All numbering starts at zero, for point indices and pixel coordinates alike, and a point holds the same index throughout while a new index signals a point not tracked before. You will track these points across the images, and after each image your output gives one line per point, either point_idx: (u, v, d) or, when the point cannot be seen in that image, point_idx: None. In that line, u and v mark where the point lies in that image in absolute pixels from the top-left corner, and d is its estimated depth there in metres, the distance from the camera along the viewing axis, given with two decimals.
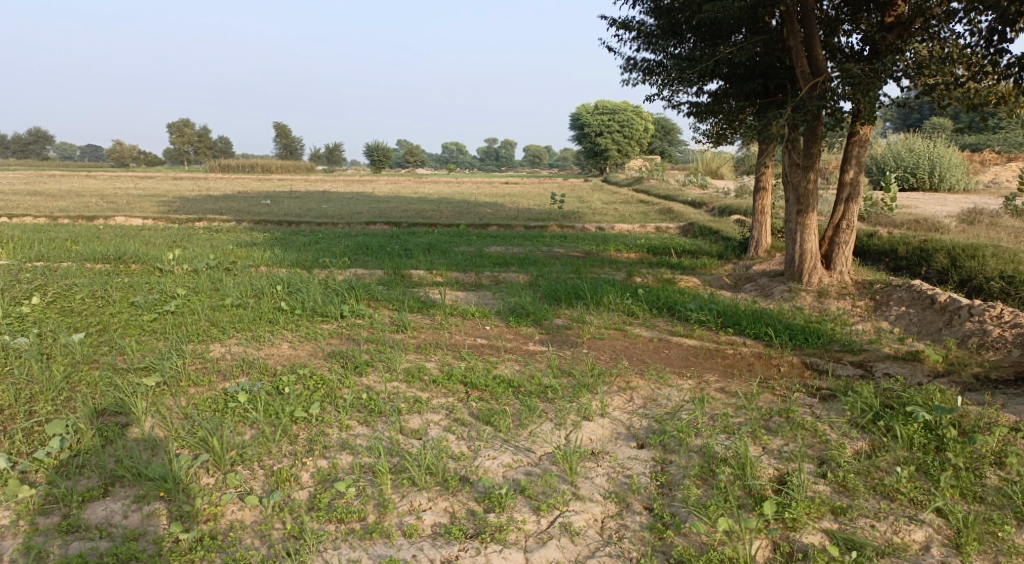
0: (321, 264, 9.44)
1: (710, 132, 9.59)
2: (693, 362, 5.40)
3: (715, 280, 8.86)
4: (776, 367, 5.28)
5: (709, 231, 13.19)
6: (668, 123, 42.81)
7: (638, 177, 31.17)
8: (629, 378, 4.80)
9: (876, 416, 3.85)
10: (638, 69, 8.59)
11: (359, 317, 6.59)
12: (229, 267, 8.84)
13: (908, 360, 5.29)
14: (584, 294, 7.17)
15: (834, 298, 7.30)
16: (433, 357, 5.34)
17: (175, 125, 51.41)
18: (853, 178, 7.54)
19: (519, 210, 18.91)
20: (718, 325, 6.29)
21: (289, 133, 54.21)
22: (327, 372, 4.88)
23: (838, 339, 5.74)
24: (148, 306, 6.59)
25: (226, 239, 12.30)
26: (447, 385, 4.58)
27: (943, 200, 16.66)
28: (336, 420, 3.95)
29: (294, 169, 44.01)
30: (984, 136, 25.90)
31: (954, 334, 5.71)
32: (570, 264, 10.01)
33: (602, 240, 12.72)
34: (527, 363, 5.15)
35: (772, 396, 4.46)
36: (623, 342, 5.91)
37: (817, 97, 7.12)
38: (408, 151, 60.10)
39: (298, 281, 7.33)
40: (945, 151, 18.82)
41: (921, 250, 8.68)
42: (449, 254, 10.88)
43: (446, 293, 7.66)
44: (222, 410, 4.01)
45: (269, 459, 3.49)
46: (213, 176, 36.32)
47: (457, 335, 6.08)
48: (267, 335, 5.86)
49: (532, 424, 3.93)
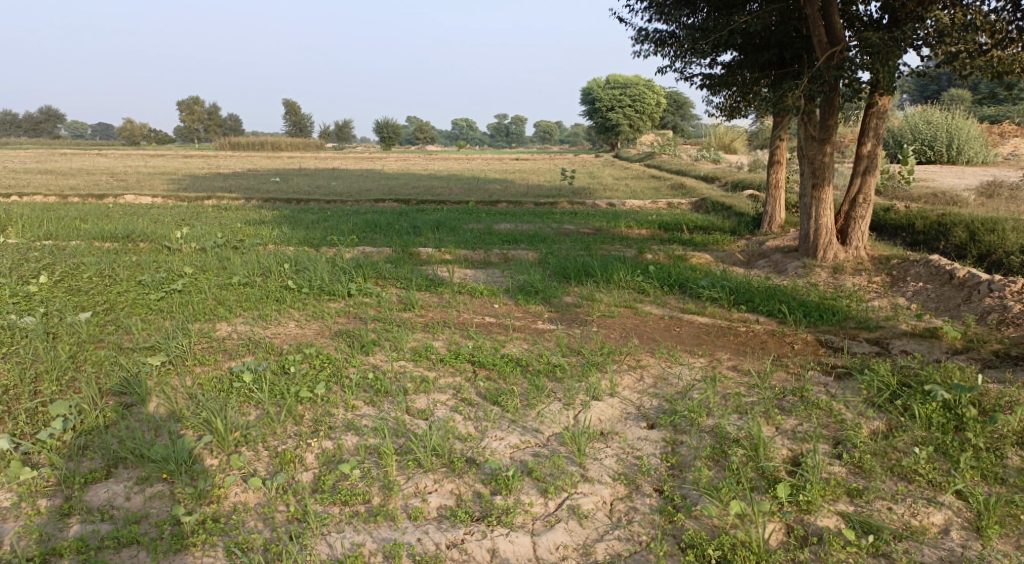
0: (329, 242, 9.38)
1: (723, 106, 9.40)
2: (704, 340, 5.31)
3: (728, 256, 8.73)
4: (789, 344, 5.18)
5: (722, 206, 13.00)
6: (679, 96, 42.22)
7: (650, 152, 30.82)
8: (639, 357, 4.72)
9: (893, 395, 3.75)
10: (650, 40, 8.40)
11: (367, 296, 6.54)
12: (237, 246, 8.81)
13: (925, 337, 5.17)
14: (594, 271, 7.07)
15: (849, 274, 7.16)
16: (441, 336, 5.29)
17: (184, 103, 51.32)
18: (870, 151, 7.36)
19: (529, 186, 18.74)
20: (730, 302, 6.19)
21: (299, 110, 54.00)
22: (333, 351, 4.83)
23: (854, 316, 5.62)
24: (155, 284, 6.57)
25: (234, 217, 12.27)
26: (454, 364, 4.52)
27: (961, 173, 16.34)
28: (341, 400, 3.90)
29: (304, 146, 43.90)
30: (1003, 107, 25.34)
31: (973, 310, 5.57)
32: (580, 241, 9.90)
33: (612, 216, 12.57)
34: (535, 342, 5.09)
35: (786, 375, 4.38)
36: (633, 320, 5.82)
37: (835, 67, 6.92)
38: (418, 128, 59.78)
39: (305, 260, 7.28)
40: (964, 123, 18.43)
41: (939, 225, 8.50)
42: (458, 231, 10.80)
43: (454, 271, 7.59)
44: (226, 390, 3.98)
45: (273, 441, 3.45)
46: (224, 154, 36.30)
47: (465, 313, 6.01)
48: (273, 314, 5.82)
49: (540, 404, 3.87)
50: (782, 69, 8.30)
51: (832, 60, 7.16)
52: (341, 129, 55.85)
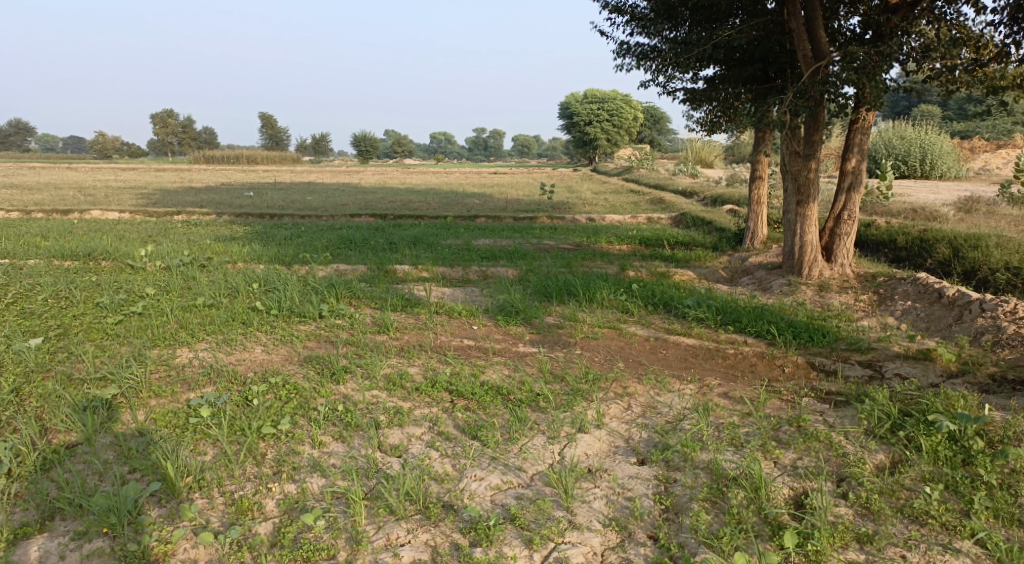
0: (301, 260, 9.06)
1: (704, 121, 9.29)
2: (692, 363, 5.10)
3: (711, 273, 8.57)
4: (780, 368, 4.99)
5: (702, 221, 12.88)
6: (656, 111, 42.42)
7: (627, 166, 30.84)
8: (626, 383, 4.49)
9: (895, 426, 3.56)
10: (632, 54, 8.24)
11: (339, 318, 6.24)
12: (204, 264, 8.46)
13: (919, 359, 5.01)
14: (576, 289, 6.85)
15: (835, 292, 7.01)
16: (417, 361, 5.00)
17: (158, 115, 50.57)
18: (855, 167, 7.26)
19: (508, 201, 18.54)
20: (717, 323, 5.99)
21: (275, 123, 53.48)
22: (301, 379, 4.53)
23: (844, 337, 5.45)
24: (114, 307, 6.22)
25: (204, 233, 11.89)
26: (431, 393, 4.25)
27: (936, 188, 16.43)
28: (307, 436, 3.61)
29: (281, 160, 43.38)
30: (973, 122, 25.72)
31: (965, 331, 5.43)
32: (561, 257, 9.68)
33: (593, 231, 12.39)
34: (516, 366, 4.83)
35: (780, 402, 4.16)
36: (617, 343, 5.59)
37: (820, 82, 6.81)
38: (395, 141, 59.47)
39: (275, 279, 6.96)
40: (937, 139, 18.60)
41: (921, 241, 8.42)
42: (436, 247, 10.53)
43: (431, 290, 7.31)
44: (182, 426, 3.67)
45: (230, 485, 3.16)
46: (197, 168, 35.70)
47: (442, 336, 5.74)
48: (239, 339, 5.51)
49: (522, 439, 3.61)
50: (765, 84, 8.20)
51: (816, 75, 7.05)
52: (318, 142, 55.36)
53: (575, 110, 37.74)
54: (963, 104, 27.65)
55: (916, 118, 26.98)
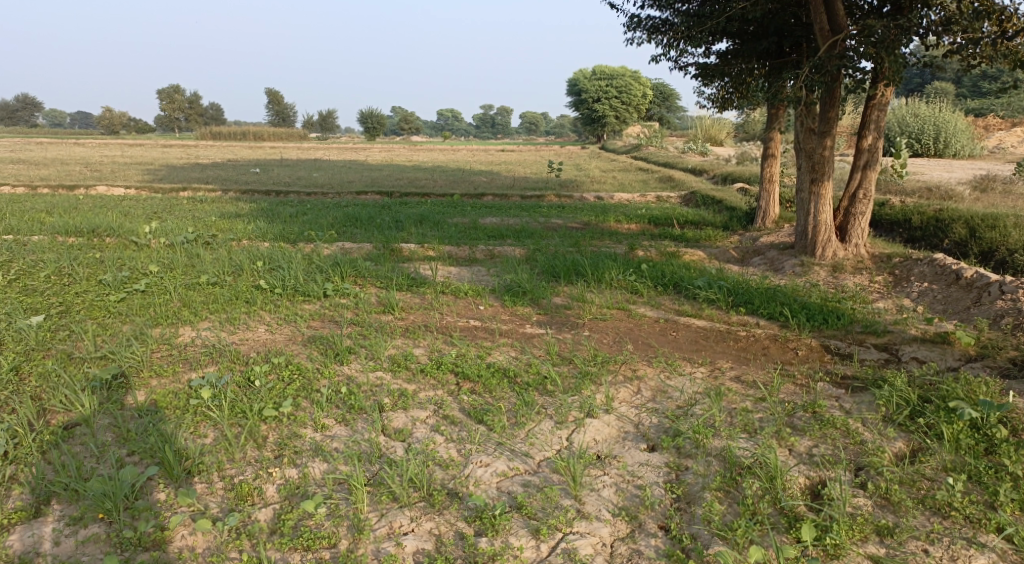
0: (306, 237, 8.97)
1: (716, 97, 9.08)
2: (703, 346, 5.00)
3: (722, 253, 8.42)
4: (793, 351, 4.88)
5: (713, 200, 12.70)
6: (665, 88, 41.87)
7: (636, 143, 30.53)
8: (635, 366, 4.39)
9: (914, 412, 3.45)
10: (643, 28, 8.02)
11: (344, 297, 6.15)
12: (209, 241, 8.37)
13: (937, 343, 4.88)
14: (585, 269, 6.73)
15: (849, 273, 6.87)
16: (422, 342, 4.91)
17: (164, 91, 50.32)
18: (871, 145, 7.07)
19: (515, 179, 18.35)
20: (728, 304, 5.87)
21: (282, 99, 53.14)
22: (305, 360, 4.46)
23: (859, 319, 5.32)
24: (116, 285, 6.15)
25: (210, 210, 11.80)
26: (436, 376, 4.16)
27: (950, 167, 16.15)
28: (310, 419, 3.53)
29: (288, 137, 43.16)
30: (988, 99, 25.26)
31: (984, 313, 5.29)
32: (569, 236, 9.55)
33: (601, 210, 12.23)
34: (523, 348, 4.73)
35: (794, 387, 4.06)
36: (627, 324, 5.49)
37: (837, 56, 6.60)
38: (402, 118, 59.07)
39: (279, 257, 6.87)
40: (952, 116, 18.26)
41: (937, 221, 8.24)
42: (442, 226, 10.41)
43: (437, 269, 7.21)
44: (182, 408, 3.60)
45: (230, 470, 3.09)
46: (204, 144, 35.54)
47: (448, 316, 5.65)
48: (242, 318, 5.42)
49: (530, 423, 3.53)
50: (779, 59, 7.98)
51: (833, 49, 6.84)
52: (325, 119, 55.06)
53: (583, 86, 37.28)
54: (978, 81, 27.15)
55: (930, 95, 26.52)
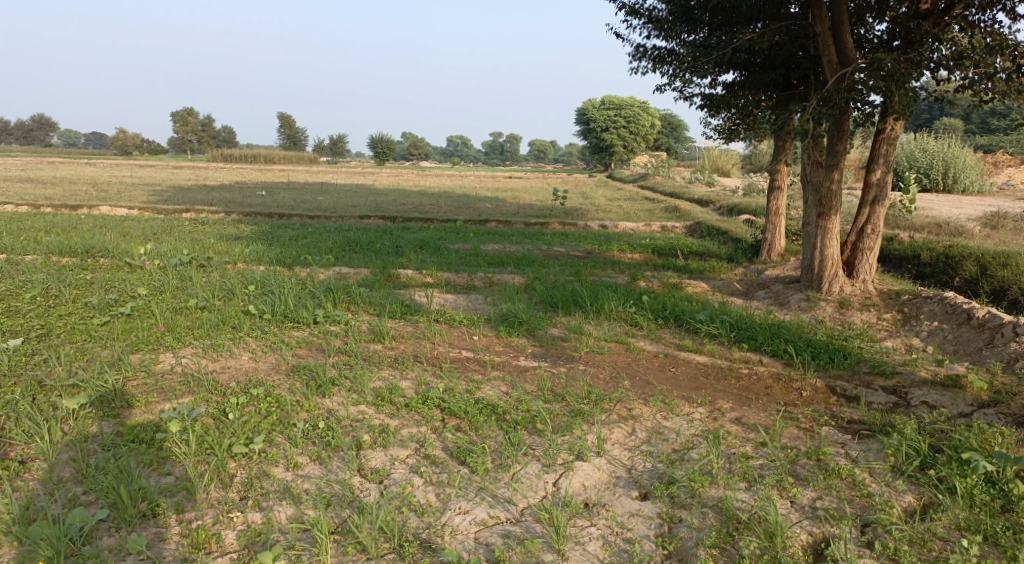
0: (303, 262, 8.83)
1: (721, 128, 8.97)
2: (703, 384, 4.79)
3: (726, 286, 8.24)
4: (797, 392, 4.67)
5: (718, 231, 12.54)
6: (674, 118, 41.99)
7: (643, 173, 30.53)
8: (631, 405, 4.18)
9: (925, 463, 3.23)
10: (648, 57, 7.94)
11: (334, 324, 5.98)
12: (204, 263, 8.26)
13: (948, 386, 4.66)
14: (584, 300, 6.54)
15: (857, 310, 6.66)
16: (410, 374, 4.72)
17: (177, 113, 50.89)
18: (880, 179, 6.91)
19: (520, 206, 18.25)
20: (730, 340, 5.66)
21: (293, 123, 53.62)
22: (285, 391, 4.27)
23: (866, 359, 5.11)
24: (102, 307, 6.01)
25: (210, 232, 11.72)
26: (421, 411, 3.97)
27: (960, 202, 15.96)
28: (282, 456, 3.35)
29: (297, 160, 43.45)
30: (997, 135, 25.17)
31: (997, 356, 5.07)
32: (570, 265, 9.38)
33: (605, 239, 12.07)
34: (515, 383, 4.54)
35: (797, 431, 3.84)
36: (624, 358, 5.29)
37: (845, 89, 6.48)
38: (412, 144, 59.42)
39: (271, 281, 6.73)
40: (961, 151, 18.11)
41: (947, 257, 8.04)
42: (443, 252, 10.27)
43: (433, 296, 7.04)
44: (148, 443, 3.43)
45: (189, 513, 2.93)
46: (214, 166, 35.77)
47: (439, 346, 5.46)
48: (227, 345, 5.26)
49: (515, 465, 3.32)
50: (787, 91, 7.87)
51: (841, 82, 6.72)
52: (335, 143, 55.50)
53: (591, 115, 37.44)
54: (986, 117, 27.07)
55: (938, 131, 26.43)
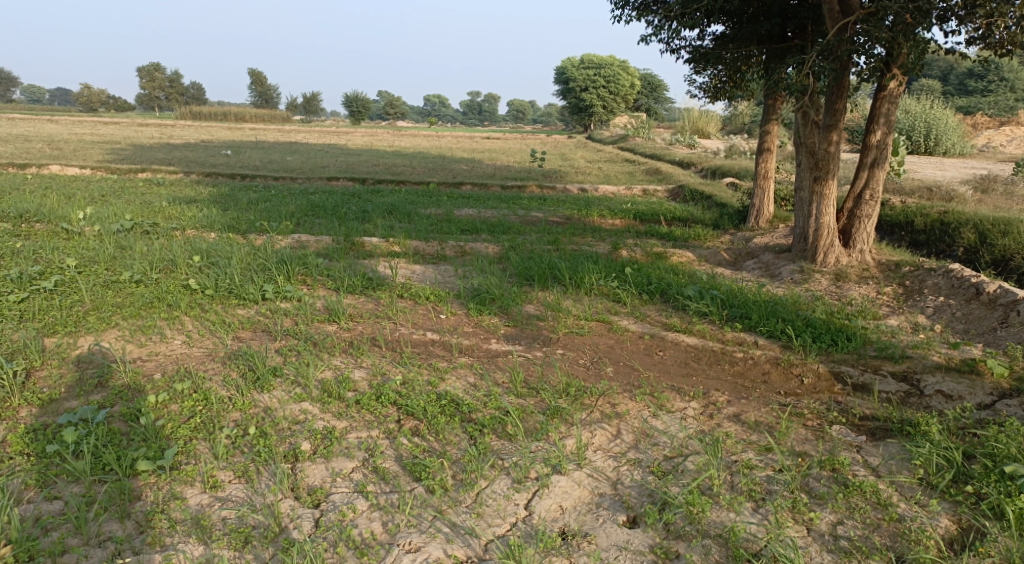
0: (259, 228, 8.14)
1: (708, 85, 8.35)
2: (694, 370, 4.31)
3: (713, 254, 7.72)
4: (797, 380, 4.22)
5: (702, 195, 12.00)
6: (653, 78, 41.18)
7: (622, 134, 29.86)
8: (615, 399, 3.67)
9: (960, 476, 2.79)
10: (632, 5, 7.25)
11: (285, 300, 5.36)
12: (149, 230, 7.55)
13: (963, 372, 4.20)
14: (563, 273, 5.98)
15: (854, 283, 6.19)
16: (366, 361, 4.16)
17: (143, 67, 48.87)
18: (881, 141, 6.37)
19: (498, 168, 17.52)
20: (722, 318, 5.15)
21: (264, 81, 51.85)
22: (218, 384, 3.70)
23: (872, 341, 4.63)
24: (21, 280, 5.33)
25: (163, 194, 10.93)
26: (374, 410, 3.43)
27: (943, 165, 15.57)
28: (199, 474, 2.85)
29: (269, 118, 42.04)
30: (974, 97, 24.76)
31: (1014, 337, 4.61)
32: (548, 232, 8.79)
33: (584, 203, 11.49)
34: (484, 373, 3.99)
35: (805, 431, 3.35)
36: (607, 340, 4.77)
37: (849, 40, 5.86)
38: (387, 102, 57.86)
39: (218, 251, 6.08)
40: (943, 113, 17.69)
41: (943, 224, 7.59)
42: (413, 217, 9.62)
43: (398, 268, 6.46)
44: (38, 456, 2.91)
45: (73, 555, 2.45)
46: (182, 124, 34.40)
47: (401, 327, 4.89)
48: (158, 326, 4.64)
49: (480, 483, 2.85)
50: (782, 44, 7.23)
51: (843, 33, 6.11)
52: (308, 101, 53.88)
53: (570, 74, 36.45)
54: (964, 78, 26.67)
55: (916, 94, 25.98)
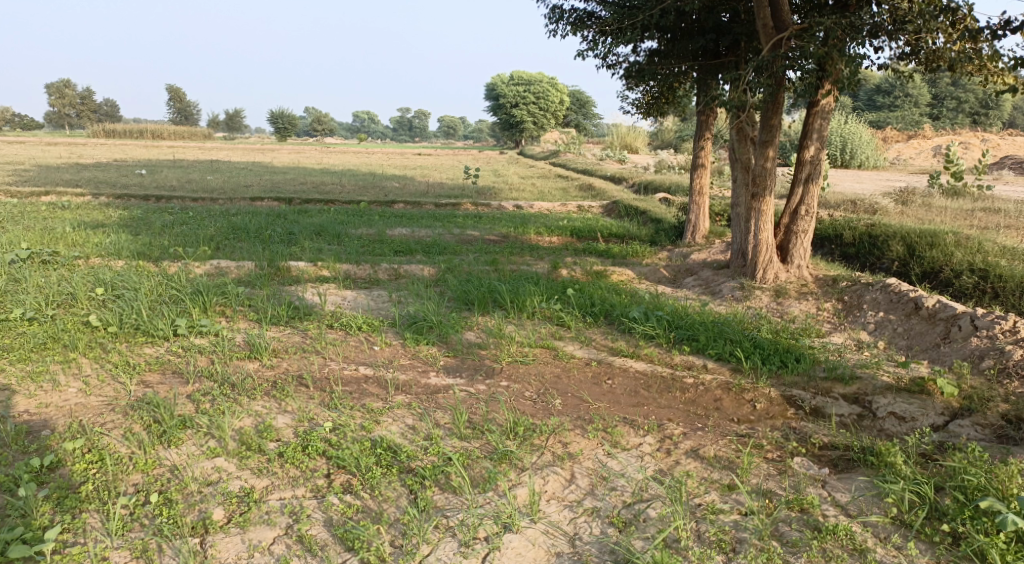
0: (175, 254, 7.54)
1: (642, 101, 8.29)
2: (645, 400, 4.09)
3: (653, 272, 7.61)
4: (750, 405, 4.06)
5: (637, 211, 11.99)
6: (582, 95, 41.84)
7: (554, 150, 30.00)
8: (566, 437, 3.40)
9: (934, 514, 2.68)
10: (566, 20, 7.10)
11: (201, 336, 4.87)
12: (48, 259, 6.87)
13: (914, 393, 4.13)
14: (503, 296, 5.71)
15: (794, 299, 6.16)
16: (291, 404, 3.75)
17: (52, 84, 46.37)
18: (814, 156, 6.38)
19: (430, 185, 17.16)
20: (669, 341, 4.97)
21: (184, 96, 49.95)
22: (117, 440, 3.23)
23: (821, 360, 4.53)
24: None
25: (68, 219, 10.10)
26: (300, 463, 3.05)
27: (861, 178, 16.17)
28: (88, 557, 2.52)
29: (190, 136, 40.40)
30: (881, 112, 26.03)
31: (958, 354, 4.61)
32: (485, 252, 8.51)
33: (520, 221, 11.27)
34: (424, 413, 3.65)
35: (768, 466, 3.17)
36: (553, 369, 4.50)
37: (783, 56, 5.84)
38: (314, 118, 56.65)
39: (125, 283, 5.52)
40: (857, 128, 18.43)
41: (871, 237, 7.71)
42: (343, 239, 9.19)
43: (327, 295, 6.04)
44: None
45: None
46: (94, 143, 32.61)
47: (331, 362, 4.50)
48: (50, 372, 4.10)
49: (422, 549, 2.59)
50: (715, 59, 7.23)
51: (777, 49, 6.12)
52: (231, 118, 52.23)
53: (500, 90, 36.55)
54: (872, 94, 28.06)
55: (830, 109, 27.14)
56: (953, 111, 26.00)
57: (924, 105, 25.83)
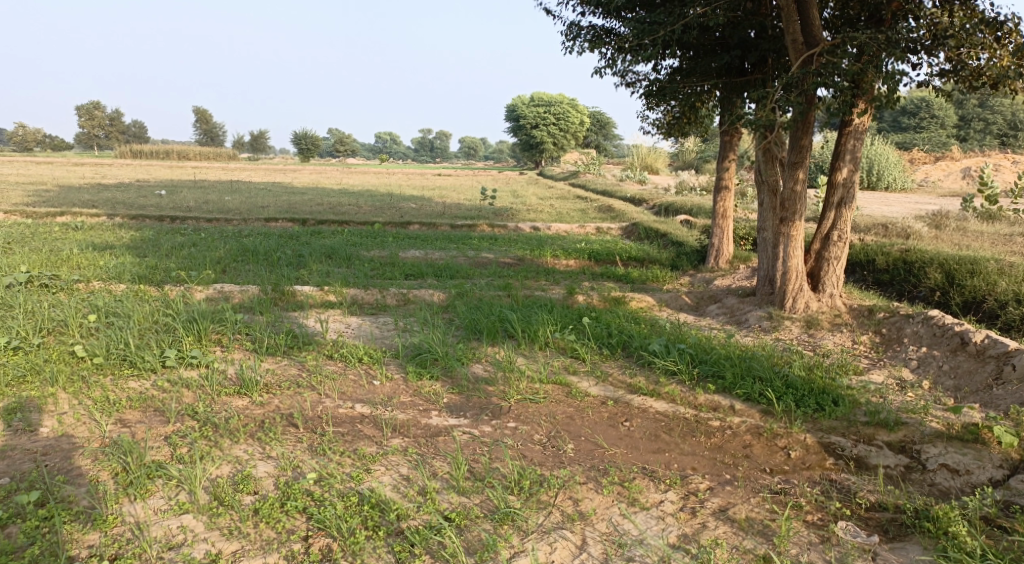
0: (178, 277, 7.29)
1: (663, 121, 7.97)
2: (666, 446, 3.70)
3: (674, 298, 7.21)
4: (784, 453, 3.66)
5: (657, 233, 11.60)
6: (603, 117, 41.65)
7: (574, 171, 29.72)
8: (577, 493, 3.02)
9: None
10: (583, 36, 6.82)
11: (191, 368, 4.57)
12: (48, 282, 6.65)
13: (966, 441, 3.71)
14: (514, 325, 5.34)
15: (827, 331, 5.75)
16: (275, 448, 3.43)
17: (82, 106, 47.22)
18: (847, 178, 6.00)
19: (447, 206, 16.90)
20: (693, 377, 4.58)
21: (209, 117, 50.55)
22: (79, 491, 2.94)
23: (861, 403, 4.10)
24: None
25: (78, 240, 9.94)
26: (275, 524, 2.75)
27: (889, 200, 15.65)
28: None
29: (213, 156, 40.79)
30: (907, 133, 25.46)
31: (1013, 397, 4.17)
32: (498, 276, 8.18)
33: (537, 243, 10.93)
34: (420, 461, 3.29)
35: (807, 534, 2.78)
36: (565, 409, 4.13)
37: (815, 73, 5.47)
38: (336, 139, 57.11)
39: (118, 309, 5.24)
40: (884, 149, 17.92)
41: (905, 263, 7.27)
42: (354, 261, 8.90)
43: (329, 322, 5.74)
44: None
45: None
46: (119, 163, 32.94)
47: (325, 399, 4.17)
48: (25, 408, 3.82)
49: None
50: (740, 77, 6.90)
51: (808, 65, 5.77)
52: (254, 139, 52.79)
53: (520, 111, 36.48)
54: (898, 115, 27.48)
55: None
56: (982, 133, 25.34)
57: (951, 126, 25.22)
